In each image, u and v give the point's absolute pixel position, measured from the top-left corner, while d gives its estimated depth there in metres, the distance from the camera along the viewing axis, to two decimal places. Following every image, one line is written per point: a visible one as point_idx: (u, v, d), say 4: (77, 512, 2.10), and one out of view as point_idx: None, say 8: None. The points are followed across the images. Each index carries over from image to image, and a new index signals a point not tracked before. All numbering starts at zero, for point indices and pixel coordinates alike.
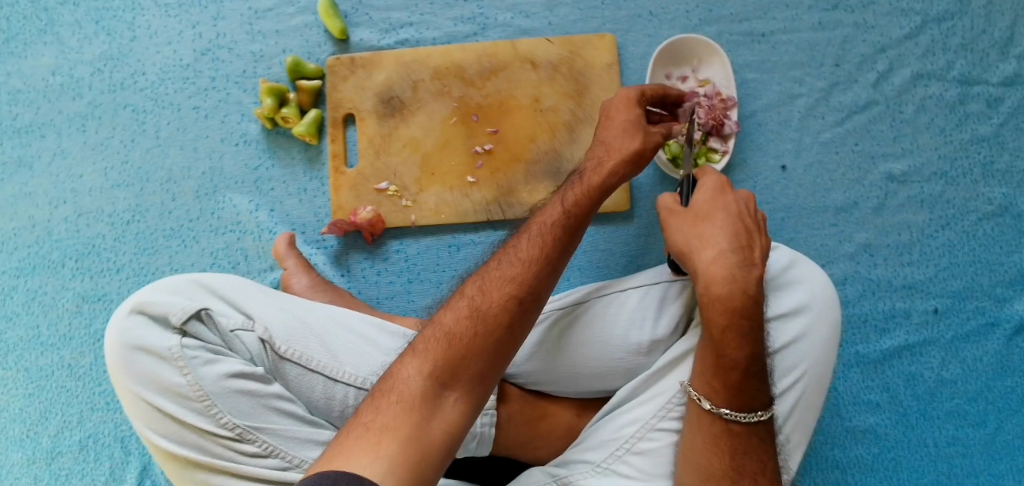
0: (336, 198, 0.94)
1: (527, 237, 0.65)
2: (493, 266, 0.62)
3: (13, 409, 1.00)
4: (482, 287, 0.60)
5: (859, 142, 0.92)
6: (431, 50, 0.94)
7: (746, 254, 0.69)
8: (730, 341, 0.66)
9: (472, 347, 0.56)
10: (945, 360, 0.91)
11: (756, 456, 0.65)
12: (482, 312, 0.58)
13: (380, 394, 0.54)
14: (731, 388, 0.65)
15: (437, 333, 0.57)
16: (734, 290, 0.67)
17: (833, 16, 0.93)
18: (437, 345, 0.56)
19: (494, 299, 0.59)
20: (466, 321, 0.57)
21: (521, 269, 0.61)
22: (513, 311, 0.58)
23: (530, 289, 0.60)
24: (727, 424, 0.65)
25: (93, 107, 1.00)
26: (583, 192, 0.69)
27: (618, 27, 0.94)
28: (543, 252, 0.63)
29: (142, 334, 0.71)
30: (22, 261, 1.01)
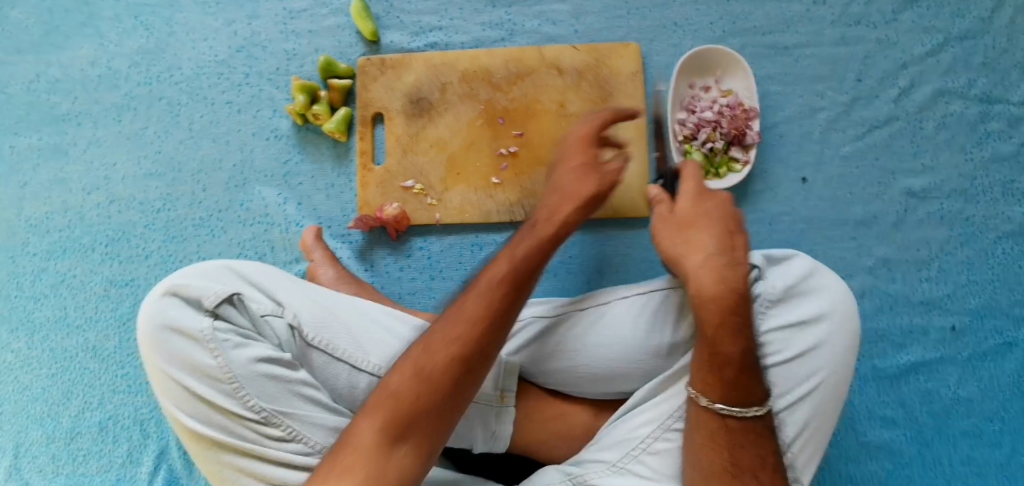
0: (364, 194, 0.97)
1: (473, 292, 0.66)
2: (436, 326, 0.64)
3: (36, 388, 1.03)
4: (426, 347, 0.63)
5: (879, 157, 0.94)
6: (460, 53, 0.96)
7: (733, 253, 0.70)
8: (724, 339, 0.66)
9: (416, 408, 0.60)
10: (962, 378, 0.92)
11: (755, 451, 0.65)
12: (427, 373, 0.61)
13: (336, 453, 0.59)
14: (725, 381, 0.66)
15: (387, 392, 0.61)
16: (724, 291, 0.68)
17: (856, 32, 0.94)
18: (387, 404, 0.60)
19: (438, 359, 0.62)
20: (410, 383, 0.61)
21: (467, 328, 0.63)
22: (458, 370, 0.62)
23: (475, 349, 0.63)
24: (722, 418, 0.66)
25: (129, 98, 1.03)
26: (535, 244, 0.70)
27: (644, 37, 0.96)
28: (487, 311, 0.65)
29: (176, 316, 0.74)
30: (53, 245, 1.04)
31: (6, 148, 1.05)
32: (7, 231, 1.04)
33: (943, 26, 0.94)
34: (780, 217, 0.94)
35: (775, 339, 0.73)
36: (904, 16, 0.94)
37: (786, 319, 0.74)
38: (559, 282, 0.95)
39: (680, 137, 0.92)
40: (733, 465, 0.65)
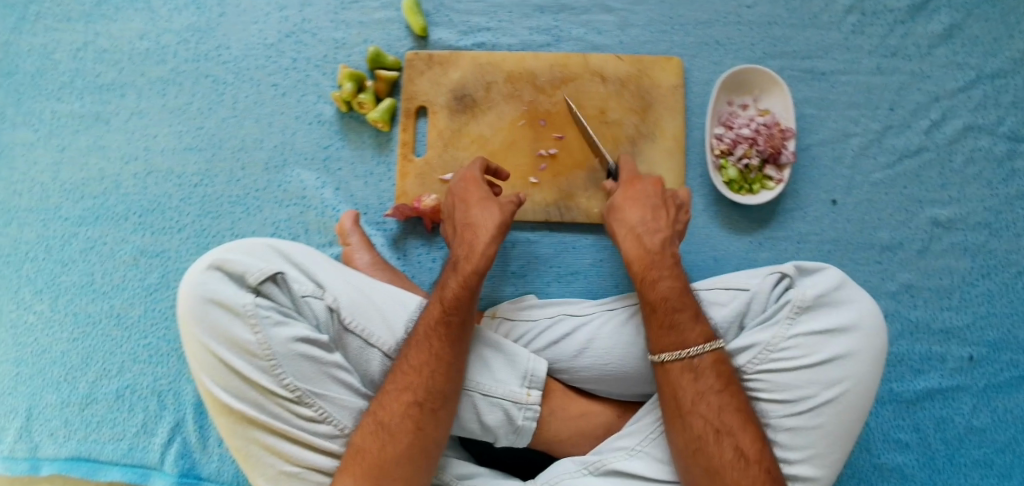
0: (402, 184, 0.98)
1: (413, 345, 0.75)
2: (387, 381, 0.74)
3: (55, 352, 1.03)
4: (382, 402, 0.73)
5: (908, 186, 0.96)
6: (506, 55, 0.99)
7: (656, 224, 0.80)
8: (647, 285, 0.76)
9: (385, 456, 0.70)
10: (976, 408, 0.93)
11: (695, 387, 0.70)
12: (386, 425, 0.71)
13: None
14: (654, 332, 0.74)
15: (355, 450, 0.71)
16: (642, 251, 0.78)
17: (892, 63, 0.98)
18: (358, 461, 0.70)
19: (394, 413, 0.72)
20: (371, 436, 0.71)
21: (410, 379, 0.73)
22: (415, 417, 0.71)
23: (427, 394, 0.73)
24: (662, 364, 0.72)
25: (175, 73, 1.05)
26: (460, 283, 0.78)
27: (686, 52, 0.99)
28: (428, 359, 0.74)
29: (219, 289, 0.74)
30: (86, 211, 1.04)
31: (47, 112, 1.06)
32: (41, 194, 1.05)
33: (976, 64, 0.97)
34: (808, 237, 0.96)
35: (801, 342, 0.74)
36: (938, 51, 0.97)
37: (813, 326, 0.74)
38: (587, 285, 0.96)
39: (717, 152, 0.94)
40: (683, 406, 0.70)
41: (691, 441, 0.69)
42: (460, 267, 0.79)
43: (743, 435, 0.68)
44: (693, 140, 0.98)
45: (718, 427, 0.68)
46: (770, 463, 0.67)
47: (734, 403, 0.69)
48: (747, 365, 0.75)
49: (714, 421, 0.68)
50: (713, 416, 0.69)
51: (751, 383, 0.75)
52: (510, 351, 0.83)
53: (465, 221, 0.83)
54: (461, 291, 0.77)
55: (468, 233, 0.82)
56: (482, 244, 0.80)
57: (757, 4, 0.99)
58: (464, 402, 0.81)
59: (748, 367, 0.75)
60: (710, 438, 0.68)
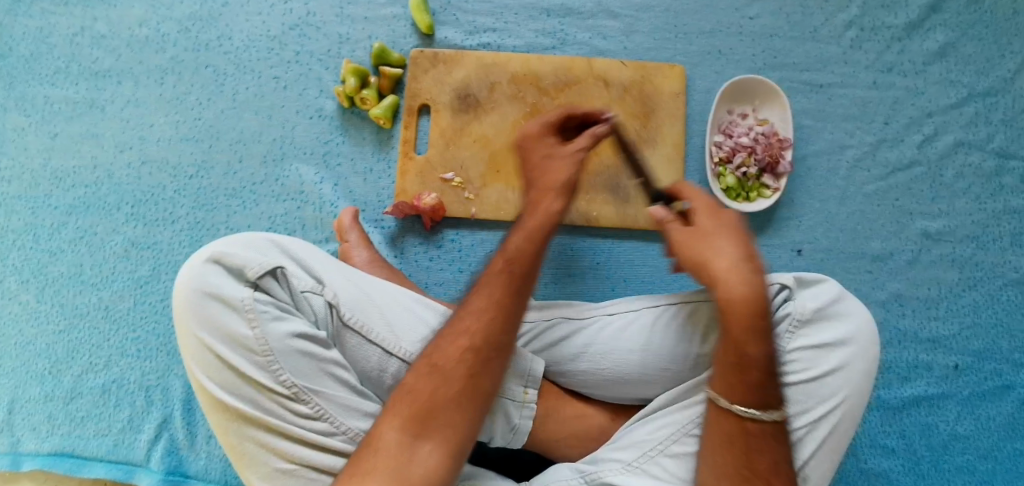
0: (402, 181, 0.97)
1: (475, 289, 0.68)
2: (444, 323, 0.66)
3: (40, 344, 1.00)
4: (438, 344, 0.65)
5: (899, 198, 0.98)
6: (512, 56, 0.99)
7: (749, 258, 0.67)
8: (753, 342, 0.64)
9: (437, 399, 0.61)
10: (960, 415, 0.95)
11: (771, 457, 0.64)
12: (440, 367, 0.63)
13: (363, 449, 0.60)
14: (752, 387, 0.64)
15: (403, 392, 0.62)
16: (748, 291, 0.64)
17: (887, 78, 1.00)
18: (404, 402, 0.62)
19: (450, 353, 0.64)
20: (426, 377, 0.63)
21: (473, 320, 0.65)
22: (472, 361, 0.63)
23: (485, 340, 0.64)
24: (739, 421, 0.65)
25: (175, 62, 1.03)
26: (528, 235, 0.72)
27: (689, 60, 1.00)
28: (491, 302, 0.66)
29: (217, 283, 0.73)
30: (77, 200, 1.02)
31: (41, 97, 1.04)
32: (31, 181, 1.03)
33: (968, 82, 1.00)
34: (802, 244, 0.97)
35: (800, 357, 0.75)
36: (932, 69, 1.00)
37: (815, 340, 0.75)
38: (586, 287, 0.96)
39: (717, 160, 0.95)
40: (754, 473, 0.64)
41: None
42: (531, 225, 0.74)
43: None
44: (694, 146, 0.98)
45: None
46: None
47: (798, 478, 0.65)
48: None
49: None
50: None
51: None
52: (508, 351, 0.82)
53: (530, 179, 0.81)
54: (526, 241, 0.72)
55: (534, 194, 0.78)
56: (552, 207, 0.76)
57: (759, 15, 1.01)
58: None
59: None
60: None
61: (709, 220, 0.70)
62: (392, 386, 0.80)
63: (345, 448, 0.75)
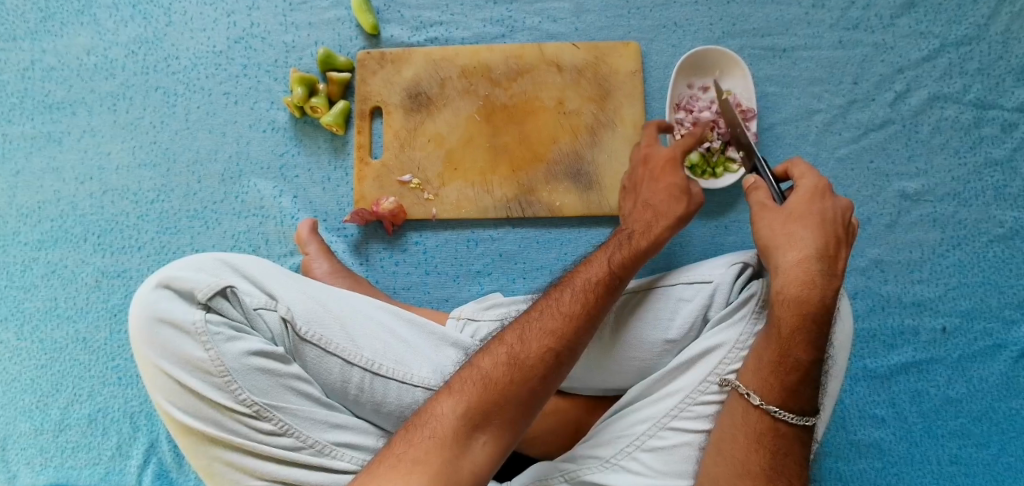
0: (360, 188, 0.96)
1: (571, 290, 0.67)
2: (536, 319, 0.65)
3: (24, 380, 1.02)
4: (523, 337, 0.63)
5: (874, 160, 0.94)
6: (460, 49, 0.96)
7: (832, 264, 0.70)
8: (797, 343, 0.68)
9: (508, 394, 0.59)
10: (951, 379, 0.92)
11: (791, 458, 0.68)
12: (519, 362, 0.61)
13: (417, 423, 0.58)
14: (785, 385, 0.68)
15: (475, 375, 0.60)
16: (805, 290, 0.68)
17: (853, 36, 0.96)
18: (474, 386, 0.60)
19: (532, 349, 0.62)
20: (503, 367, 0.61)
21: (566, 321, 0.64)
22: (551, 364, 0.62)
23: (567, 346, 0.63)
24: (773, 422, 0.68)
25: (125, 88, 1.02)
26: (629, 255, 0.72)
27: (643, 36, 0.96)
28: (582, 309, 0.66)
29: (168, 308, 0.72)
30: (45, 234, 1.03)
31: None
32: None
33: (938, 32, 0.95)
34: None
35: None
36: (900, 21, 0.95)
37: None
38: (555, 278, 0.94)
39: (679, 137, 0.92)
40: (775, 473, 0.67)
41: None
42: (631, 241, 0.73)
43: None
44: None
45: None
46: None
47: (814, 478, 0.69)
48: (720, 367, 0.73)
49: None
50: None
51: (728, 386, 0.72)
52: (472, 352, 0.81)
53: (644, 199, 0.78)
54: (625, 257, 0.71)
55: (645, 216, 0.76)
56: (664, 233, 0.75)
57: None
58: None
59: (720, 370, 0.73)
60: None
61: (801, 207, 0.72)
62: (357, 396, 0.78)
63: (314, 461, 0.73)
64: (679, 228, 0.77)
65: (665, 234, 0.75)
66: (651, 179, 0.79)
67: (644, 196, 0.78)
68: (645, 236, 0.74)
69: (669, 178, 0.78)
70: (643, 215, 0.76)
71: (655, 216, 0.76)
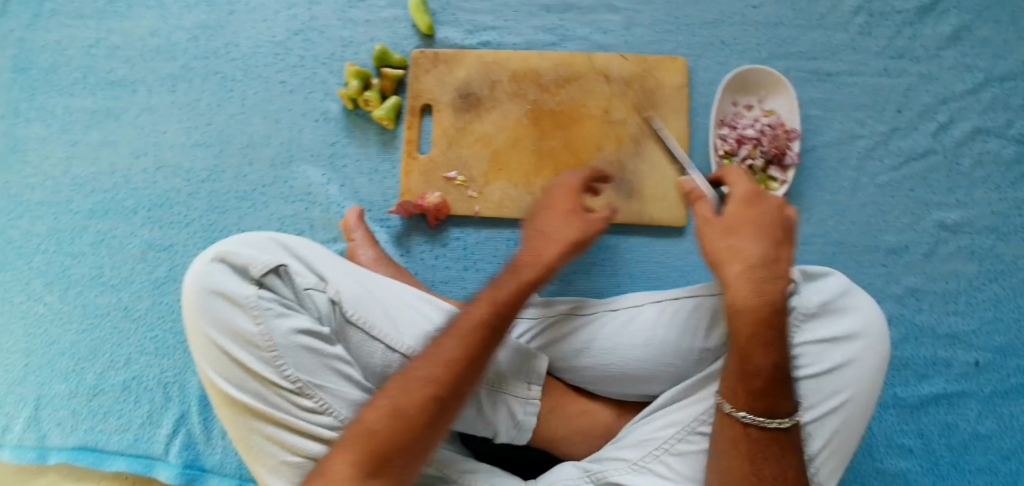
0: (406, 181, 0.98)
1: (452, 335, 0.66)
2: (415, 368, 0.64)
3: (64, 342, 1.04)
4: (406, 387, 0.63)
5: (914, 189, 0.95)
6: (512, 54, 0.99)
7: (776, 267, 0.69)
8: (758, 350, 0.66)
9: (397, 444, 0.60)
10: (981, 413, 0.92)
11: (778, 464, 0.66)
12: (403, 412, 0.61)
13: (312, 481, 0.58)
14: (749, 392, 0.66)
15: (359, 429, 0.60)
16: (756, 300, 0.67)
17: (899, 65, 0.97)
18: (359, 440, 0.60)
19: (415, 399, 0.62)
20: (387, 419, 0.61)
21: (447, 369, 0.64)
22: (433, 412, 0.62)
23: (452, 392, 0.64)
24: (744, 428, 0.66)
25: (185, 70, 1.06)
26: (513, 292, 0.72)
27: (691, 52, 0.99)
28: (469, 354, 0.65)
29: (223, 281, 0.74)
30: (96, 205, 1.06)
31: (60, 107, 1.07)
32: (53, 187, 1.06)
33: (984, 66, 0.96)
34: (813, 238, 0.95)
35: (804, 352, 0.75)
36: (946, 53, 0.97)
37: (823, 334, 0.76)
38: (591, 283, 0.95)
39: (721, 152, 0.93)
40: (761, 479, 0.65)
41: None
42: (521, 275, 0.75)
43: None
44: (699, 140, 0.97)
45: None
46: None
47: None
48: None
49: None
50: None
51: None
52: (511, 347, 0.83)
53: (538, 229, 0.83)
54: (508, 302, 0.70)
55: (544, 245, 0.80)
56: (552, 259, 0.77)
57: (763, 4, 0.99)
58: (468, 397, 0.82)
59: None
60: None
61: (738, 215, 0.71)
62: None
63: None
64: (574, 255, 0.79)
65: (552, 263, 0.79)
66: (555, 213, 0.85)
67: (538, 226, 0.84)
68: (533, 267, 0.76)
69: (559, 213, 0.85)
70: (542, 244, 0.81)
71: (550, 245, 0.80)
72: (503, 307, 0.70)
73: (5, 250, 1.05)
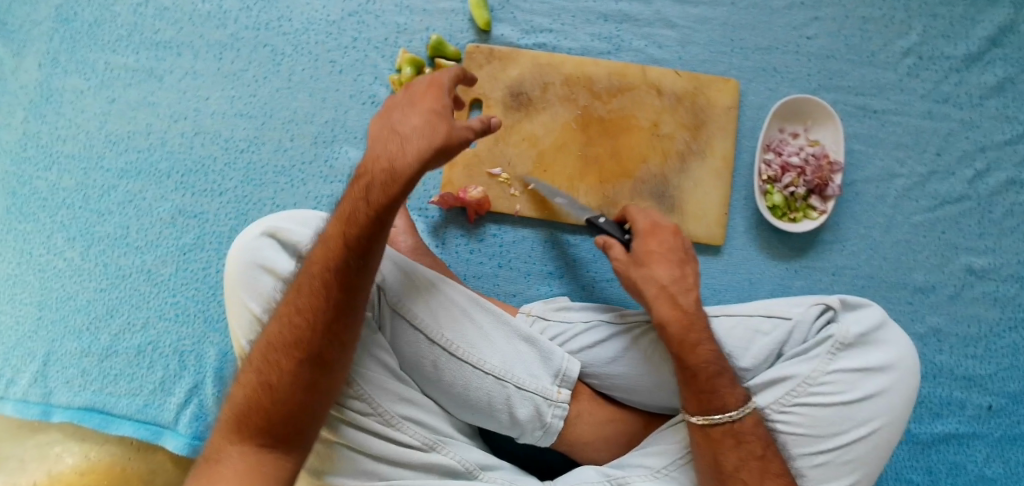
0: (449, 173, 0.98)
1: (300, 291, 0.69)
2: (273, 334, 0.69)
3: (80, 300, 1.01)
4: (271, 360, 0.68)
5: (946, 231, 0.97)
6: (566, 58, 1.00)
7: (684, 283, 0.81)
8: (689, 353, 0.76)
9: (277, 408, 0.66)
10: (989, 456, 0.94)
11: (737, 453, 0.73)
12: (272, 386, 0.66)
13: (202, 468, 0.64)
14: (693, 394, 0.75)
15: (238, 403, 0.67)
16: (675, 312, 0.78)
17: (942, 109, 0.99)
18: (239, 414, 0.66)
19: (282, 366, 0.67)
20: (259, 389, 0.67)
21: (293, 335, 0.68)
22: (303, 373, 0.67)
23: (314, 349, 0.67)
24: (703, 428, 0.74)
25: (234, 39, 1.05)
26: (362, 217, 0.67)
27: (743, 75, 1.00)
28: (314, 310, 0.68)
29: (272, 258, 0.76)
30: (128, 164, 1.04)
31: (102, 63, 1.06)
32: (86, 142, 1.04)
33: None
34: (845, 269, 0.97)
35: (839, 379, 0.76)
36: (989, 103, 0.99)
37: (856, 364, 0.76)
38: (621, 292, 0.97)
39: (765, 177, 0.95)
40: (723, 471, 0.73)
41: None
42: (370, 198, 0.67)
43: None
44: (743, 162, 0.99)
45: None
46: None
47: (774, 471, 0.73)
48: (782, 399, 0.76)
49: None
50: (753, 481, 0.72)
51: (785, 416, 0.77)
52: (544, 348, 0.83)
53: (395, 127, 0.69)
54: (363, 224, 0.67)
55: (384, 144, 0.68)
56: (409, 169, 0.66)
57: (817, 36, 1.01)
58: (498, 395, 0.81)
59: (783, 401, 0.76)
60: None
61: (647, 246, 0.85)
62: (431, 373, 0.81)
63: (383, 430, 0.77)
64: (434, 162, 0.68)
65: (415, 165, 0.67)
66: (408, 103, 0.70)
67: (394, 121, 0.69)
68: (390, 185, 0.67)
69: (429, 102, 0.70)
70: (388, 146, 0.68)
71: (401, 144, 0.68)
72: (333, 253, 0.68)
73: (30, 200, 1.03)
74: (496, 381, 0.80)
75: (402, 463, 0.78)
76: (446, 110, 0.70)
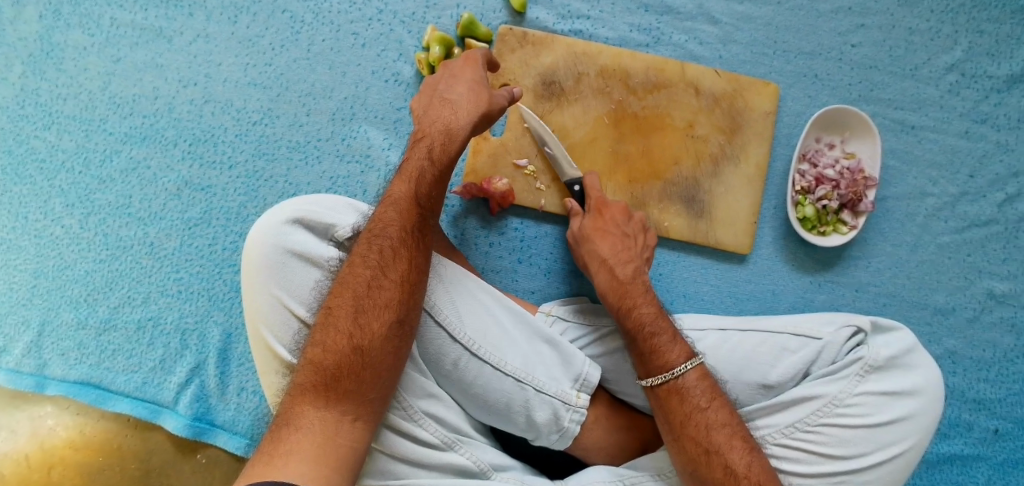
0: (473, 160, 0.94)
1: (377, 253, 0.70)
2: (363, 299, 0.68)
3: (78, 270, 0.96)
4: (360, 322, 0.67)
5: (971, 254, 0.96)
6: (603, 48, 0.95)
7: (626, 254, 0.83)
8: (623, 314, 0.77)
9: (369, 373, 0.65)
10: (991, 479, 0.94)
11: (684, 407, 0.72)
12: (364, 349, 0.66)
13: (280, 432, 0.61)
14: (637, 358, 0.76)
15: (319, 368, 0.65)
16: (615, 282, 0.80)
17: (979, 129, 0.97)
18: (322, 378, 0.64)
19: (374, 331, 0.67)
20: (346, 353, 0.66)
21: (386, 297, 0.68)
22: (396, 336, 0.68)
23: (408, 313, 0.69)
24: (651, 389, 0.74)
25: (252, 2, 0.99)
26: (433, 183, 0.75)
27: (783, 80, 0.97)
28: (402, 274, 0.70)
29: (300, 242, 0.73)
30: (133, 129, 0.98)
31: (107, 18, 0.99)
32: (87, 102, 0.98)
33: None
34: (868, 286, 0.96)
35: (866, 401, 0.75)
36: None
37: (883, 386, 0.76)
38: None
39: (798, 188, 0.93)
40: (673, 429, 0.71)
41: (685, 464, 0.70)
42: (434, 156, 0.75)
43: (732, 453, 0.69)
44: (775, 171, 0.96)
45: (708, 447, 0.69)
46: (762, 478, 0.67)
47: (721, 420, 0.70)
48: (809, 417, 0.75)
49: (704, 442, 0.69)
50: (701, 437, 0.70)
51: (809, 434, 0.76)
52: (565, 351, 0.81)
53: (445, 96, 0.78)
54: (431, 184, 0.75)
55: (434, 109, 0.78)
56: (462, 130, 0.76)
57: (861, 44, 0.98)
58: (517, 398, 0.78)
59: (810, 419, 0.75)
60: (701, 460, 0.69)
61: (593, 224, 0.86)
62: (450, 371, 0.78)
63: (402, 425, 0.74)
64: (481, 125, 0.78)
65: (469, 132, 0.77)
66: (450, 75, 0.79)
67: (442, 91, 0.78)
68: (447, 146, 0.76)
69: (470, 72, 0.79)
70: (441, 112, 0.77)
71: (455, 114, 0.77)
72: (411, 216, 0.73)
73: (27, 161, 0.97)
74: (516, 383, 0.78)
75: (420, 463, 0.75)
76: (486, 80, 0.80)
